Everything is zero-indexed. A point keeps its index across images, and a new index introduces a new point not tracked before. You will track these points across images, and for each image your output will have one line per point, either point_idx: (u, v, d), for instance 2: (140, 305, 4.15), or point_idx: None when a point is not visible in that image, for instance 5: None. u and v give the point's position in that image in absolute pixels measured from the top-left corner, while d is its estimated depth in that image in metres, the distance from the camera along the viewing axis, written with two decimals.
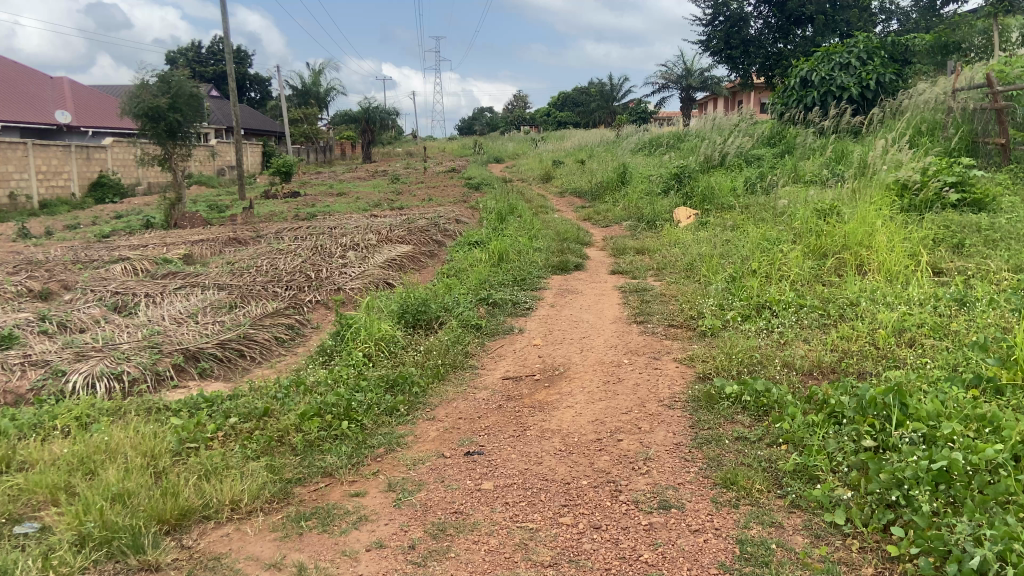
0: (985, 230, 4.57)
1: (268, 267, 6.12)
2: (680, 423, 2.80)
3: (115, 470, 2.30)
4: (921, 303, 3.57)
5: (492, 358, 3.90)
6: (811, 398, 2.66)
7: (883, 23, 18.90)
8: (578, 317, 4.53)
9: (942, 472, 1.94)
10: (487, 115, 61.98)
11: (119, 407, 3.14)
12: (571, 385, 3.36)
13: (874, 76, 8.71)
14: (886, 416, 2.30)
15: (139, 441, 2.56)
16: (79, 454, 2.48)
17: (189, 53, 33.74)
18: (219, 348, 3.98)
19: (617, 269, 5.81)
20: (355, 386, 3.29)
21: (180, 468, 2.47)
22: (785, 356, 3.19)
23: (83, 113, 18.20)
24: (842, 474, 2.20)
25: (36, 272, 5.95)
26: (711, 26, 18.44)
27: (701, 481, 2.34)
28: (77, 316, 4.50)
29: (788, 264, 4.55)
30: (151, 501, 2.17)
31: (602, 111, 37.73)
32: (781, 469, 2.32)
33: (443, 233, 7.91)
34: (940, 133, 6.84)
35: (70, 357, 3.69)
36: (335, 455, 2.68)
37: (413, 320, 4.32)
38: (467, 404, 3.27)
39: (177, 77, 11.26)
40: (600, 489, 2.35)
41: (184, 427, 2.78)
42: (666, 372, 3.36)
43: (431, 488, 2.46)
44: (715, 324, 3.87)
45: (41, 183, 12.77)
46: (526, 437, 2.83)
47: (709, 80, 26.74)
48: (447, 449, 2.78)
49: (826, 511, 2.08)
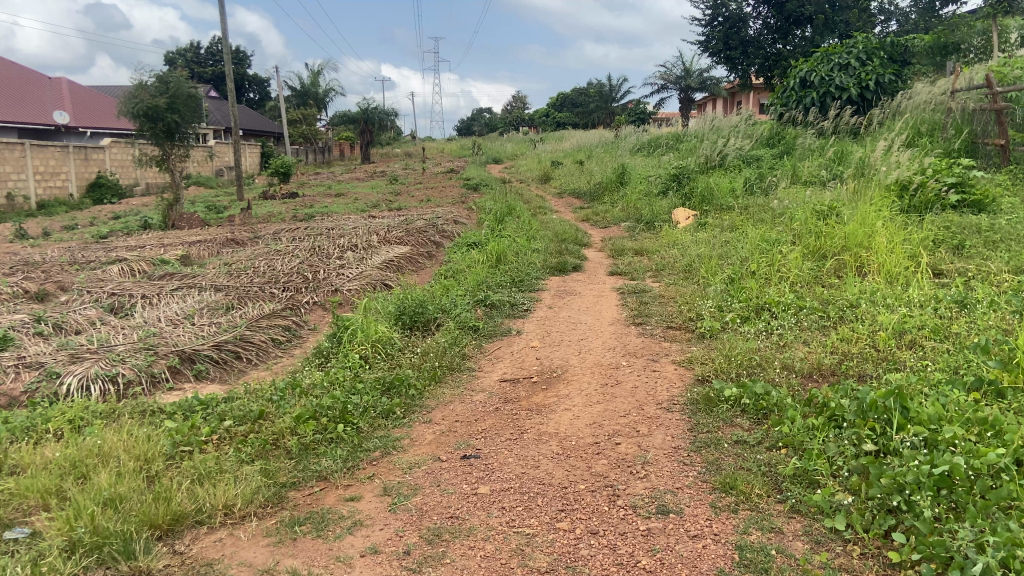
0: (985, 231, 4.56)
1: (265, 268, 6.09)
2: (679, 426, 2.78)
3: (107, 474, 2.27)
4: (921, 305, 3.56)
5: (489, 360, 3.88)
6: (811, 401, 2.63)
7: (882, 23, 18.90)
8: (576, 319, 4.50)
9: (943, 476, 1.92)
10: (486, 116, 61.98)
11: (113, 410, 3.11)
12: (569, 387, 3.33)
13: (874, 77, 8.71)
14: (887, 420, 2.27)
15: (132, 445, 2.53)
16: (71, 458, 2.45)
17: (188, 54, 33.69)
18: (215, 350, 3.95)
19: (615, 270, 5.79)
20: (351, 389, 3.26)
21: (174, 472, 2.44)
22: (784, 359, 3.17)
23: (81, 113, 18.17)
24: (842, 478, 2.17)
25: (32, 272, 5.91)
26: (710, 26, 18.43)
27: (700, 485, 2.32)
28: (73, 317, 4.47)
29: (787, 266, 4.53)
30: (143, 506, 2.14)
31: (602, 112, 37.74)
32: (781, 473, 2.29)
33: (441, 233, 7.89)
34: (940, 133, 6.82)
35: (64, 359, 3.66)
36: (331, 459, 2.66)
37: (410, 321, 4.30)
38: (464, 406, 3.25)
39: (175, 77, 11.23)
40: (598, 494, 2.32)
41: (179, 430, 2.74)
42: (664, 375, 3.34)
43: (427, 492, 2.43)
44: (714, 325, 3.85)
45: (39, 184, 12.73)
46: (523, 441, 2.81)
47: (708, 81, 26.73)
48: (443, 453, 2.75)
49: (826, 516, 2.06)
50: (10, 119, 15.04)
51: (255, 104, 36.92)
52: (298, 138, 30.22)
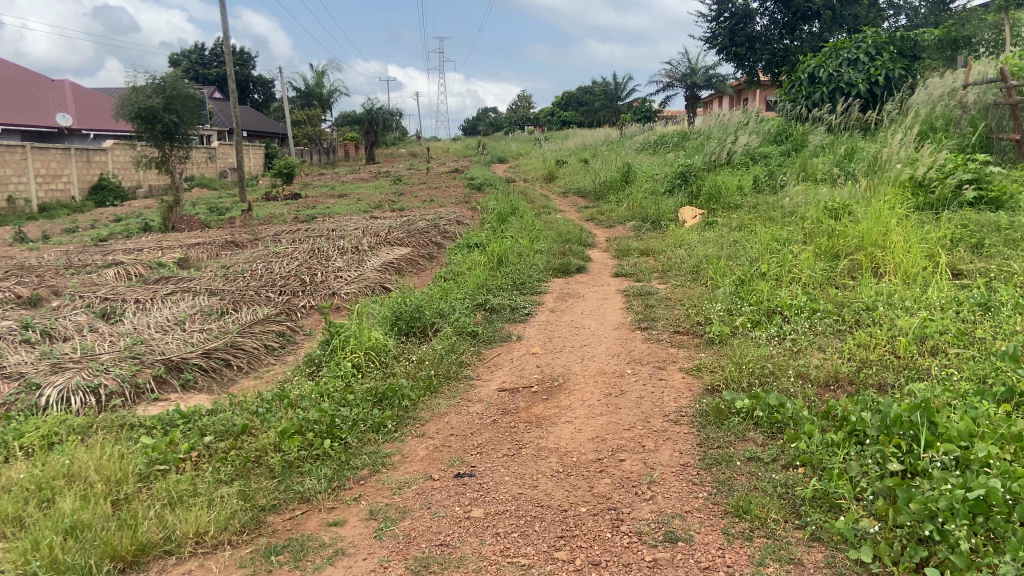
0: (1006, 228, 4.32)
1: (262, 271, 5.95)
2: (687, 440, 2.60)
3: (71, 499, 2.14)
4: (941, 308, 3.35)
5: (487, 367, 3.71)
6: (829, 413, 2.44)
7: (892, 17, 18.48)
8: (579, 323, 4.33)
9: (979, 502, 1.72)
10: (492, 116, 62.12)
11: (91, 424, 2.98)
12: (571, 398, 3.15)
13: (883, 72, 8.46)
14: (914, 436, 2.07)
15: (102, 463, 2.40)
16: (38, 480, 2.31)
17: (193, 56, 33.66)
18: (204, 358, 3.82)
19: (620, 272, 5.60)
20: (340, 400, 3.11)
21: (145, 495, 2.32)
22: (798, 367, 2.98)
23: (84, 116, 18.14)
24: (867, 502, 1.98)
25: (25, 277, 5.80)
26: (716, 22, 18.13)
27: (711, 508, 2.14)
28: (62, 324, 4.33)
29: (799, 267, 4.33)
30: (107, 535, 2.02)
31: (606, 110, 37.49)
32: (799, 496, 2.10)
33: (443, 235, 7.72)
34: (954, 128, 6.56)
35: (46, 369, 3.52)
36: (314, 478, 2.53)
37: (406, 328, 4.14)
38: (460, 419, 3.08)
39: (172, 77, 11.04)
40: (600, 518, 2.15)
41: (155, 447, 2.62)
42: (671, 385, 3.15)
43: (416, 516, 2.27)
44: (723, 330, 3.67)
45: (40, 187, 12.63)
46: (521, 457, 2.64)
47: (713, 78, 26.42)
48: (436, 471, 2.59)
49: (852, 547, 1.86)
50: (11, 122, 14.99)
51: (259, 105, 36.89)
52: (303, 138, 30.24)
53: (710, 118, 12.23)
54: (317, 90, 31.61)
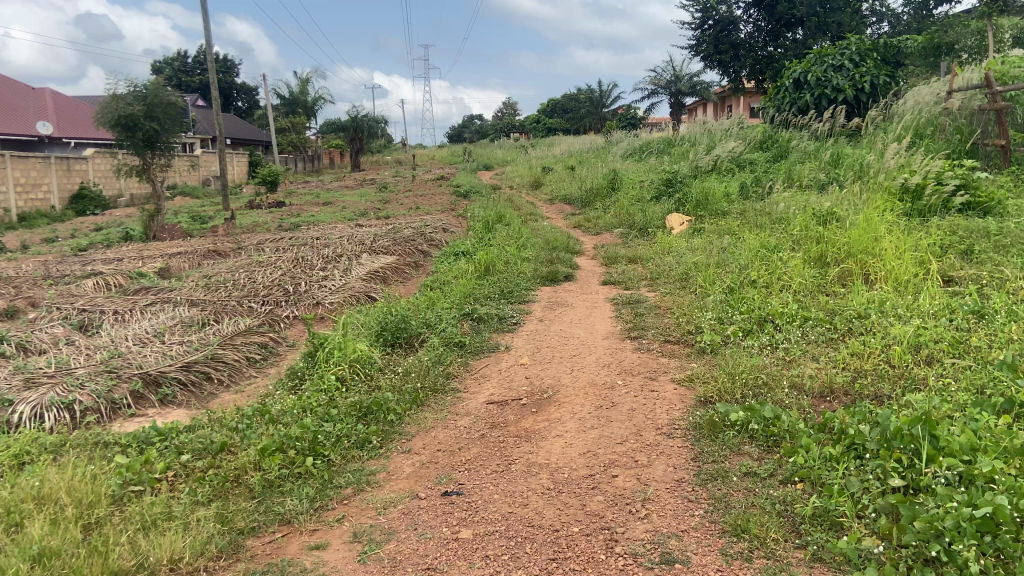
0: (994, 234, 4.33)
1: (245, 281, 5.80)
2: (681, 454, 2.54)
3: (40, 524, 2.01)
4: (934, 315, 3.33)
5: (475, 379, 3.62)
6: (826, 426, 2.39)
7: (874, 24, 18.78)
8: (569, 333, 4.25)
9: (986, 520, 1.66)
10: (478, 123, 62.24)
11: (65, 442, 2.84)
12: (561, 411, 3.07)
13: (869, 78, 8.58)
14: (915, 450, 2.02)
15: (74, 485, 2.28)
16: (5, 503, 2.18)
17: (176, 63, 33.30)
18: (183, 371, 3.69)
19: (609, 280, 5.53)
20: (323, 416, 3.00)
21: (119, 518, 2.19)
22: (793, 377, 2.93)
23: (64, 123, 17.83)
24: (869, 520, 1.92)
25: (0, 288, 5.61)
26: (700, 30, 18.33)
27: (709, 528, 2.07)
28: (38, 336, 4.17)
29: (790, 274, 4.30)
30: (76, 561, 1.89)
31: (592, 117, 37.62)
32: (799, 514, 2.03)
33: (429, 243, 7.61)
34: (940, 134, 6.61)
35: (19, 384, 3.36)
36: (296, 499, 2.42)
37: (392, 339, 4.05)
38: (447, 433, 2.99)
39: (153, 84, 10.85)
40: (594, 538, 2.07)
41: (130, 466, 2.50)
42: (663, 397, 3.09)
43: (402, 538, 2.18)
44: (714, 340, 3.61)
45: (20, 196, 12.36)
46: (511, 474, 2.55)
47: (698, 85, 26.70)
48: (422, 489, 2.50)
49: (856, 568, 1.79)
50: None
51: (243, 112, 36.61)
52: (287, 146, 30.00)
53: (696, 124, 12.29)
54: (302, 97, 31.41)
